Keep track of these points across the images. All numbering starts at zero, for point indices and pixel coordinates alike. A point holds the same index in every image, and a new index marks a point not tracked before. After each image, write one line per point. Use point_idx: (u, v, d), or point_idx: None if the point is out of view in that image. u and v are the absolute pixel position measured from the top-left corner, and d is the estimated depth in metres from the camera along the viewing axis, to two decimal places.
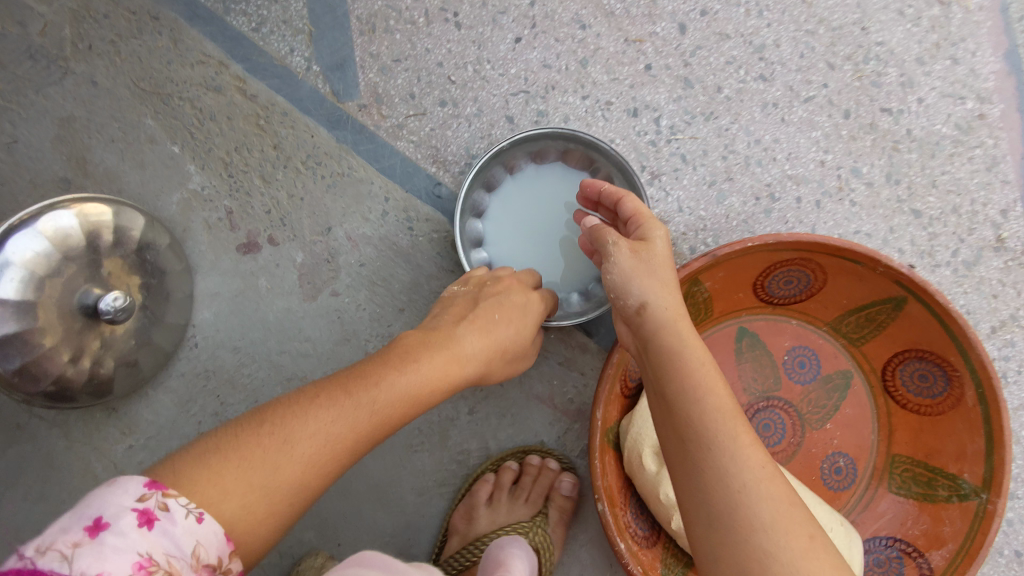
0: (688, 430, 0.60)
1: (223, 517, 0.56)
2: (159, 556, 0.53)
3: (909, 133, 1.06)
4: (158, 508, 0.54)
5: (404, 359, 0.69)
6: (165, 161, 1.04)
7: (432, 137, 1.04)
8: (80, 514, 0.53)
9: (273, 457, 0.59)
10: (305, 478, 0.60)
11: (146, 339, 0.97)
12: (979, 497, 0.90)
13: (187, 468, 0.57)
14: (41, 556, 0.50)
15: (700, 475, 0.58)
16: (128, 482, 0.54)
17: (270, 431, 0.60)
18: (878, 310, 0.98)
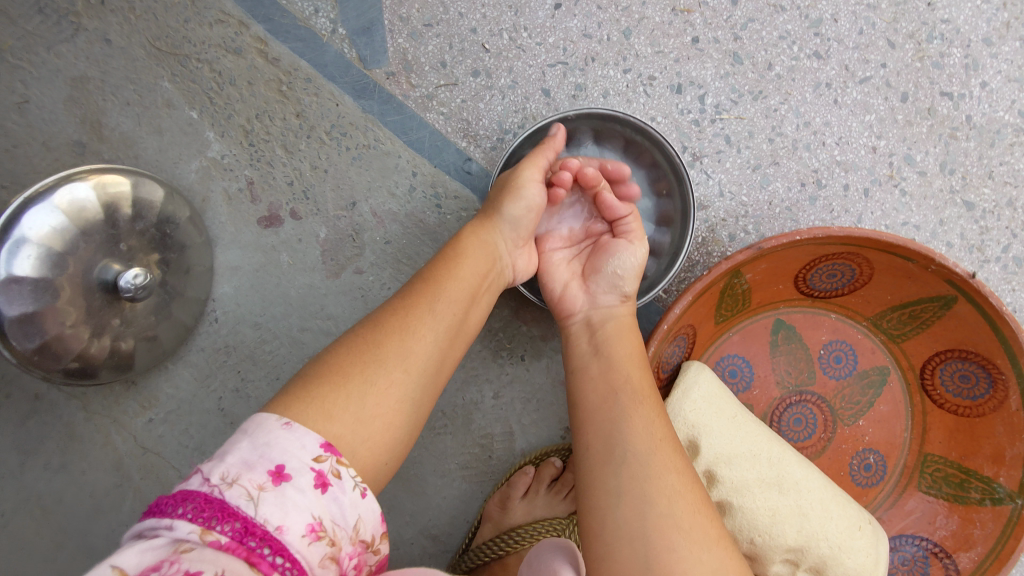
0: (611, 385, 0.71)
1: (366, 407, 0.59)
2: (328, 523, 0.51)
3: (970, 120, 0.99)
4: (331, 473, 0.53)
5: (451, 254, 0.74)
6: (183, 127, 1.00)
7: (463, 110, 0.99)
8: (261, 449, 0.52)
9: (373, 339, 0.63)
10: (410, 345, 0.64)
11: (166, 315, 0.95)
12: (1014, 502, 0.89)
13: (300, 391, 0.57)
14: (228, 487, 0.49)
15: (614, 422, 0.67)
16: (305, 435, 0.53)
17: (357, 330, 0.65)
18: (924, 308, 0.94)
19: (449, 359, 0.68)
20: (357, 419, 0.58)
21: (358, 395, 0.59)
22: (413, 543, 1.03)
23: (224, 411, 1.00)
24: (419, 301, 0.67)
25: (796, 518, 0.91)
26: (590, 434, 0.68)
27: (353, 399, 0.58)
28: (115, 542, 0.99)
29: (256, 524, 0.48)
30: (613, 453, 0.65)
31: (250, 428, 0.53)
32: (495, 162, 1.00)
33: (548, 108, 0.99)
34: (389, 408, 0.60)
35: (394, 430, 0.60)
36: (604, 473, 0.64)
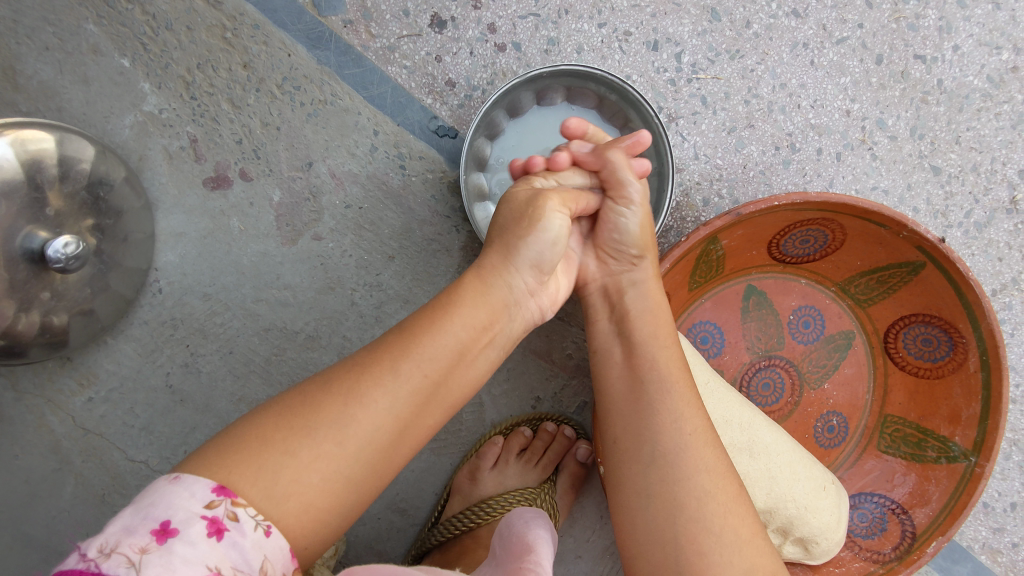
0: (676, 392, 0.67)
1: (279, 484, 0.50)
2: (228, 571, 0.45)
3: (941, 84, 0.99)
4: (227, 517, 0.47)
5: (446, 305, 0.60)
6: (113, 76, 0.91)
7: (427, 64, 0.93)
8: (143, 512, 0.45)
9: (314, 402, 0.54)
10: (354, 413, 0.54)
11: (103, 287, 0.87)
12: (968, 460, 0.90)
13: (216, 453, 0.50)
14: (105, 558, 0.42)
15: (692, 441, 0.64)
16: (195, 482, 0.47)
17: (316, 405, 0.53)
18: (892, 273, 0.95)
19: (411, 431, 0.56)
20: (266, 495, 0.49)
21: (272, 469, 0.50)
22: (380, 518, 1.00)
23: (173, 387, 0.93)
24: (384, 354, 0.56)
25: (765, 481, 0.90)
26: (667, 445, 0.64)
27: (265, 472, 0.50)
28: (56, 529, 0.92)
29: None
30: (702, 472, 0.63)
31: (134, 499, 0.47)
32: (463, 121, 0.94)
33: (519, 64, 0.94)
34: (310, 487, 0.51)
35: (326, 513, 0.52)
36: (700, 500, 0.62)
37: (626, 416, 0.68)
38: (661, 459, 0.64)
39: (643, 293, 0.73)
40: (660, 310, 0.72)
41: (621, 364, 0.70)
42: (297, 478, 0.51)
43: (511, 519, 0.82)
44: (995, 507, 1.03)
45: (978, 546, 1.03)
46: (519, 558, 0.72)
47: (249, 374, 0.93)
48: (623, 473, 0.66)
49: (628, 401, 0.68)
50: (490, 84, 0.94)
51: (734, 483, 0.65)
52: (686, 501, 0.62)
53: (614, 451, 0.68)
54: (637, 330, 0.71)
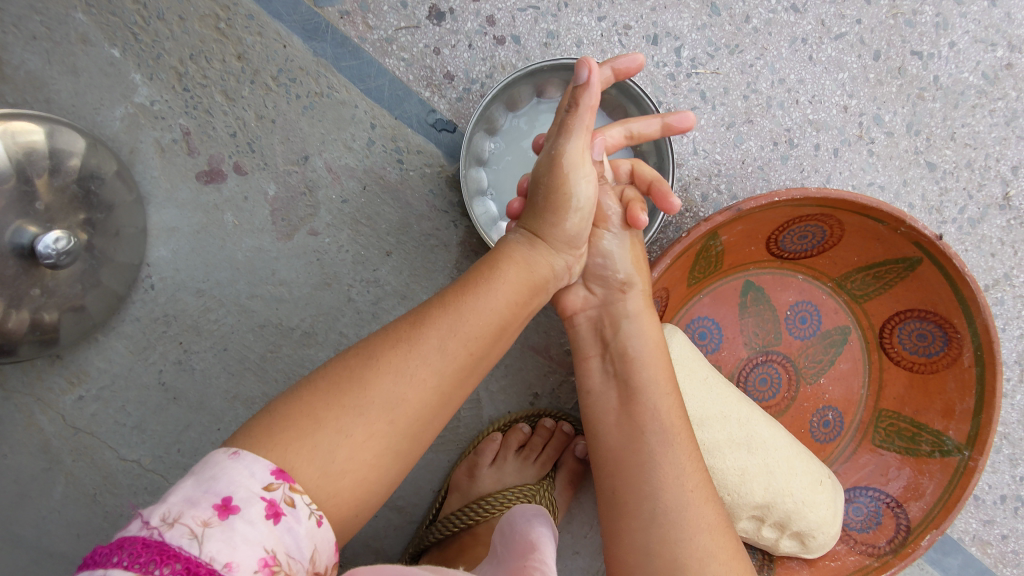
0: (677, 444, 0.67)
1: (336, 460, 0.50)
2: (282, 556, 0.44)
3: (937, 80, 0.99)
4: (284, 502, 0.46)
5: (483, 275, 0.63)
6: (103, 67, 0.89)
7: (425, 56, 0.92)
8: (206, 485, 0.45)
9: (360, 376, 0.54)
10: (402, 390, 0.54)
11: (94, 283, 0.85)
12: (962, 454, 0.91)
13: (263, 432, 0.50)
14: (168, 528, 0.41)
15: (695, 496, 0.64)
16: (254, 462, 0.47)
17: (352, 386, 0.53)
18: (888, 269, 0.95)
19: (452, 401, 0.58)
20: (321, 473, 0.49)
21: (326, 446, 0.50)
22: (378, 515, 0.99)
23: (166, 385, 0.91)
24: (429, 328, 0.57)
25: (763, 476, 0.90)
26: (670, 500, 0.64)
27: (320, 449, 0.50)
28: (46, 529, 0.90)
29: (201, 564, 0.40)
30: (704, 530, 0.62)
31: (199, 468, 0.46)
32: (461, 115, 0.93)
33: (518, 57, 0.93)
34: (362, 464, 0.52)
35: (369, 492, 0.53)
36: (703, 560, 0.61)
37: (624, 468, 0.67)
38: (662, 516, 0.63)
39: (641, 334, 0.74)
40: (659, 362, 0.73)
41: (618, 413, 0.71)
42: (347, 451, 0.51)
43: (513, 517, 0.82)
44: (986, 499, 1.04)
45: (969, 538, 1.04)
46: (522, 556, 0.72)
47: (243, 371, 0.92)
48: (620, 530, 0.65)
49: (628, 454, 0.68)
50: (489, 78, 0.93)
51: (735, 543, 0.64)
52: (687, 562, 0.60)
53: (610, 504, 0.67)
54: (636, 380, 0.71)
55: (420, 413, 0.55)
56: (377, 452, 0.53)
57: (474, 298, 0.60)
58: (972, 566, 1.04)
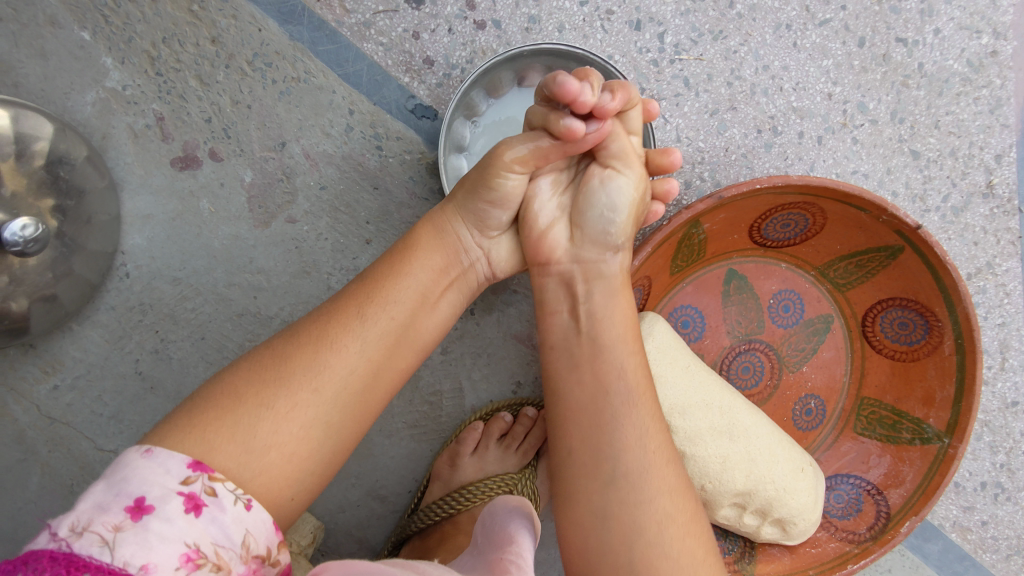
0: (640, 405, 0.65)
1: (258, 436, 0.53)
2: (208, 547, 0.46)
3: (921, 67, 0.99)
4: (205, 492, 0.48)
5: (399, 257, 0.66)
6: (73, 50, 0.87)
7: (404, 41, 0.90)
8: (117, 488, 0.46)
9: (282, 353, 0.57)
10: (325, 358, 0.57)
11: (66, 272, 0.83)
12: (941, 441, 0.91)
13: (187, 416, 0.52)
14: (77, 538, 0.42)
15: (657, 466, 0.63)
16: (169, 459, 0.48)
17: (271, 371, 0.56)
18: (871, 257, 0.95)
19: (383, 374, 0.61)
20: (245, 449, 0.52)
21: (248, 423, 0.53)
22: (360, 505, 0.98)
23: (143, 374, 0.90)
24: (347, 310, 0.61)
25: (745, 464, 0.90)
26: (633, 463, 0.63)
27: (242, 425, 0.52)
28: (22, 520, 0.89)
29: (114, 570, 0.42)
30: (665, 493, 0.63)
31: (108, 473, 0.47)
32: (441, 100, 0.91)
33: (499, 42, 0.92)
34: (289, 437, 0.54)
35: (307, 462, 0.55)
36: (660, 523, 0.62)
37: (588, 428, 0.65)
38: (630, 483, 0.63)
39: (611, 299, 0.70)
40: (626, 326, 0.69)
41: (582, 370, 0.68)
42: (269, 423, 0.53)
43: (495, 509, 0.82)
44: (966, 486, 1.05)
45: (948, 524, 1.05)
46: (501, 549, 0.71)
47: (222, 361, 0.91)
48: (580, 490, 0.64)
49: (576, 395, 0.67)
50: (469, 63, 0.91)
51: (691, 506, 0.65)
52: (619, 484, 0.62)
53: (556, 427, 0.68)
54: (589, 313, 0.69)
55: (350, 383, 0.58)
56: (306, 428, 0.55)
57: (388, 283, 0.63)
58: (953, 552, 1.05)
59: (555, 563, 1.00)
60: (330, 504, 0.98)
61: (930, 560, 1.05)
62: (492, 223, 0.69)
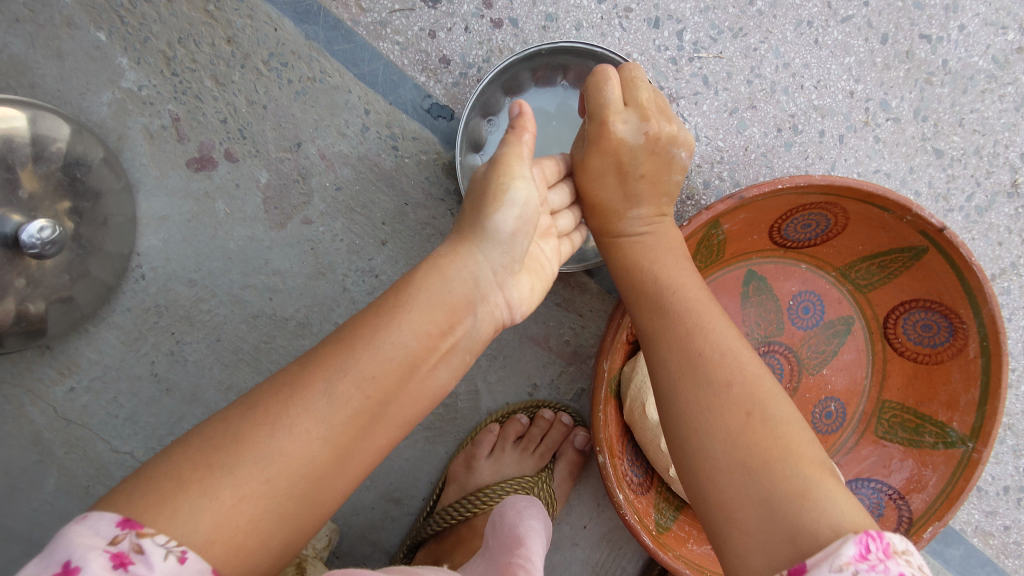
0: (678, 323, 0.64)
1: (199, 527, 0.45)
2: None
3: (946, 64, 0.97)
4: (133, 550, 0.43)
5: (385, 307, 0.56)
6: (89, 51, 0.87)
7: (420, 40, 0.89)
8: (35, 562, 0.41)
9: (234, 430, 0.49)
10: (280, 444, 0.49)
11: (82, 274, 0.83)
12: (965, 445, 0.89)
13: (129, 490, 0.46)
14: None
15: (721, 362, 0.60)
16: (100, 519, 0.43)
17: (218, 460, 0.47)
18: (893, 258, 0.93)
19: (353, 455, 0.52)
20: (185, 538, 0.44)
21: (188, 513, 0.45)
22: (374, 507, 0.98)
23: (158, 376, 0.90)
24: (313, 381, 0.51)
25: None
26: (673, 381, 0.61)
27: (183, 514, 0.45)
28: (38, 522, 0.89)
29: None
30: (703, 407, 0.58)
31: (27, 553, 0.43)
32: (457, 100, 0.91)
33: (516, 41, 0.91)
34: (236, 529, 0.47)
35: (258, 543, 0.48)
36: (706, 434, 0.57)
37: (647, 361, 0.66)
38: (680, 379, 0.61)
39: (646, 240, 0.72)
40: (670, 250, 0.71)
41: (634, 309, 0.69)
42: (212, 505, 0.46)
43: (506, 509, 0.81)
44: (989, 490, 1.03)
45: (970, 528, 1.03)
46: (509, 553, 0.71)
47: (237, 362, 0.90)
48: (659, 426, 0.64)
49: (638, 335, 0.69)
50: (486, 62, 0.90)
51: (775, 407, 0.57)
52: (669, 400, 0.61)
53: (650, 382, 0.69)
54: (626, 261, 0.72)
55: (306, 469, 0.50)
56: (263, 501, 0.48)
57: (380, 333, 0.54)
58: (974, 557, 1.03)
59: (571, 567, 0.99)
60: (345, 506, 0.98)
61: (951, 565, 1.04)
62: (519, 254, 0.62)
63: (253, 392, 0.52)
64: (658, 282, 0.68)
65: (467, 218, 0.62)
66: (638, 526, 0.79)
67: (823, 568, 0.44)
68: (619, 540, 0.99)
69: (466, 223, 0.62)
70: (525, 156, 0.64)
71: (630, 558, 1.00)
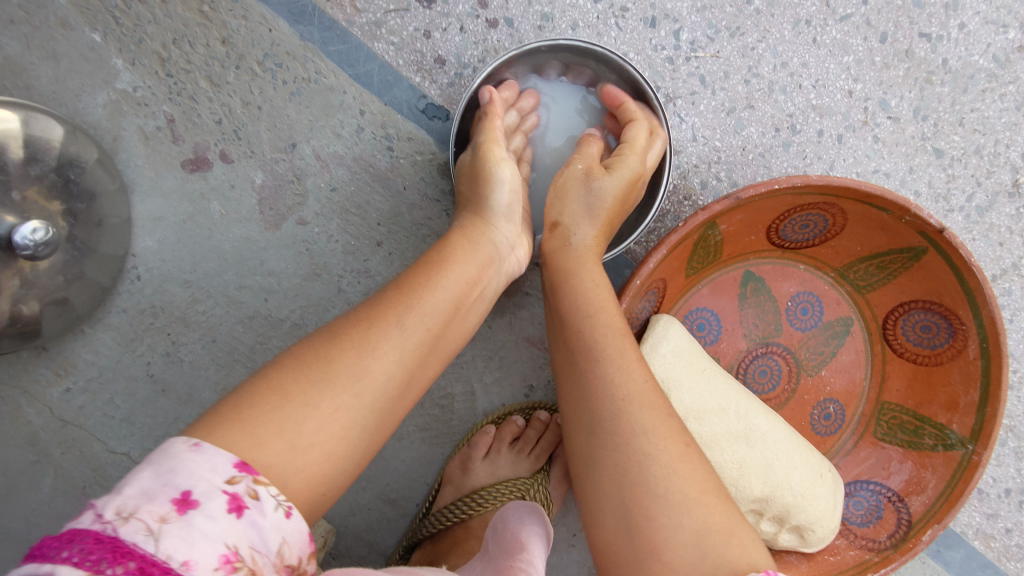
0: (607, 353, 0.64)
1: (304, 435, 0.49)
2: (245, 551, 0.43)
3: (945, 63, 0.96)
4: (248, 495, 0.45)
5: (429, 264, 0.64)
6: (84, 52, 0.87)
7: (415, 40, 0.89)
8: (164, 478, 0.43)
9: (325, 353, 0.53)
10: (367, 364, 0.54)
11: (77, 275, 0.84)
12: (965, 447, 0.88)
13: (231, 409, 0.48)
14: (123, 523, 0.39)
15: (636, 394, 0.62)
16: (217, 455, 0.45)
17: (314, 377, 0.52)
18: (892, 258, 0.93)
19: (415, 383, 0.58)
20: (292, 447, 0.49)
21: (294, 422, 0.49)
22: (371, 508, 0.98)
23: (154, 377, 0.90)
24: (386, 317, 0.57)
25: (761, 470, 0.88)
26: (601, 411, 0.61)
27: (289, 423, 0.49)
28: (36, 523, 0.89)
29: (158, 563, 0.39)
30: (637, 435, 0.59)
31: (152, 457, 0.44)
32: (452, 100, 0.90)
33: (511, 41, 0.90)
34: (331, 436, 0.51)
35: (338, 468, 0.52)
36: (640, 463, 0.58)
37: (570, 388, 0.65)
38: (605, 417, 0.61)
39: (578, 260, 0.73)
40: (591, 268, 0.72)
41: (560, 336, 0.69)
42: (309, 421, 0.50)
43: (506, 514, 0.81)
44: (990, 493, 1.02)
45: (971, 531, 1.02)
46: (510, 557, 0.70)
47: (233, 363, 0.90)
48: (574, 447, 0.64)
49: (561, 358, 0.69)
50: (481, 62, 0.90)
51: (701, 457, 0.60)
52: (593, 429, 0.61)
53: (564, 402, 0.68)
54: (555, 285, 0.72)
55: (387, 393, 0.55)
56: (344, 425, 0.52)
57: (430, 288, 0.61)
58: (975, 560, 1.03)
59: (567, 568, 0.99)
60: (341, 508, 0.97)
61: (952, 568, 1.03)
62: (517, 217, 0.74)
63: (332, 324, 0.57)
64: (581, 309, 0.68)
65: (474, 195, 0.73)
66: None
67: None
68: None
69: (474, 199, 0.73)
70: (499, 140, 0.74)
71: None
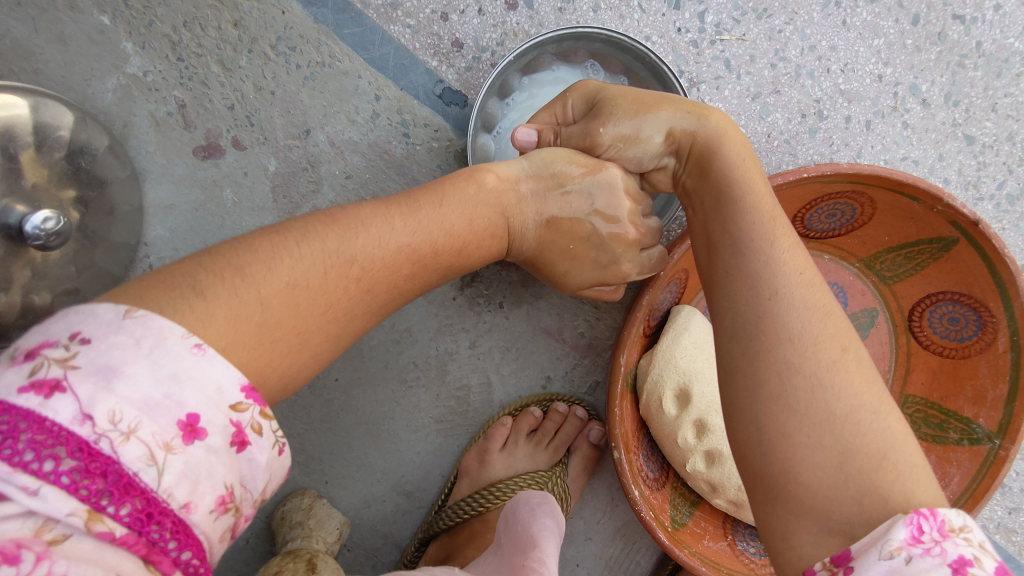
0: (775, 247, 0.56)
1: (287, 372, 0.48)
2: (237, 489, 0.42)
3: (980, 46, 0.93)
4: (251, 428, 0.42)
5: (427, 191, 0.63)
6: (92, 35, 0.85)
7: (432, 23, 0.87)
8: (167, 387, 0.38)
9: (331, 276, 0.51)
10: (349, 304, 0.53)
11: (88, 264, 0.81)
12: (992, 442, 0.85)
13: (225, 312, 0.43)
14: (122, 442, 0.36)
15: (797, 301, 0.52)
16: (224, 371, 0.41)
17: (321, 301, 0.50)
18: (921, 249, 0.90)
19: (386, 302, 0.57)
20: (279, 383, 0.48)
21: (292, 355, 0.48)
22: (386, 500, 0.97)
23: None
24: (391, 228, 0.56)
25: None
26: (762, 299, 0.53)
27: (287, 361, 0.48)
28: None
29: (159, 503, 0.37)
30: (787, 337, 0.50)
31: (145, 339, 0.39)
32: (470, 85, 0.88)
33: (531, 23, 0.87)
34: (301, 366, 0.50)
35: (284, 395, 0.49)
36: (782, 372, 0.49)
37: (722, 275, 0.57)
38: (764, 303, 0.52)
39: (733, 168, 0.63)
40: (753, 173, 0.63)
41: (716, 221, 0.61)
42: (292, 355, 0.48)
43: (518, 506, 0.81)
44: (1012, 487, 1.00)
45: (993, 525, 1.01)
46: (523, 553, 0.70)
47: None
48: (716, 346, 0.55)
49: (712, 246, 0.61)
50: (500, 45, 0.87)
51: (800, 379, 0.48)
52: (749, 318, 0.52)
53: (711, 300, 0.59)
54: (715, 177, 0.63)
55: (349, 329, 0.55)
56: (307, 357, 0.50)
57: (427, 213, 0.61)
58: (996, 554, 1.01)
59: (583, 561, 0.98)
60: (357, 500, 0.96)
61: None
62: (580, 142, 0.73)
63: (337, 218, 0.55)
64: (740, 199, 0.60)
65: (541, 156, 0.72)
66: (653, 522, 0.78)
67: (871, 556, 0.40)
68: (633, 535, 0.98)
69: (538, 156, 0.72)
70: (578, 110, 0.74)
71: (643, 553, 0.98)
